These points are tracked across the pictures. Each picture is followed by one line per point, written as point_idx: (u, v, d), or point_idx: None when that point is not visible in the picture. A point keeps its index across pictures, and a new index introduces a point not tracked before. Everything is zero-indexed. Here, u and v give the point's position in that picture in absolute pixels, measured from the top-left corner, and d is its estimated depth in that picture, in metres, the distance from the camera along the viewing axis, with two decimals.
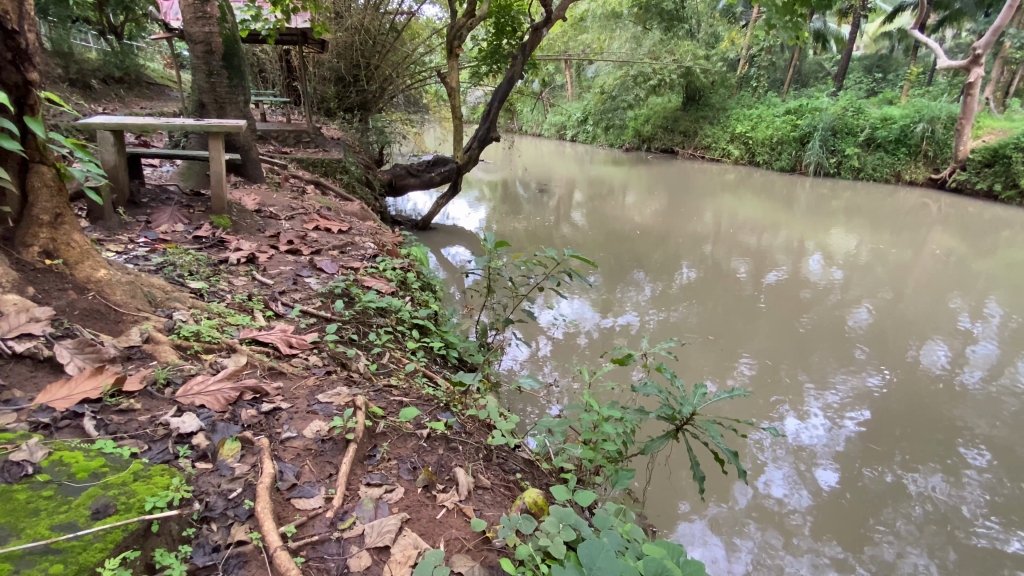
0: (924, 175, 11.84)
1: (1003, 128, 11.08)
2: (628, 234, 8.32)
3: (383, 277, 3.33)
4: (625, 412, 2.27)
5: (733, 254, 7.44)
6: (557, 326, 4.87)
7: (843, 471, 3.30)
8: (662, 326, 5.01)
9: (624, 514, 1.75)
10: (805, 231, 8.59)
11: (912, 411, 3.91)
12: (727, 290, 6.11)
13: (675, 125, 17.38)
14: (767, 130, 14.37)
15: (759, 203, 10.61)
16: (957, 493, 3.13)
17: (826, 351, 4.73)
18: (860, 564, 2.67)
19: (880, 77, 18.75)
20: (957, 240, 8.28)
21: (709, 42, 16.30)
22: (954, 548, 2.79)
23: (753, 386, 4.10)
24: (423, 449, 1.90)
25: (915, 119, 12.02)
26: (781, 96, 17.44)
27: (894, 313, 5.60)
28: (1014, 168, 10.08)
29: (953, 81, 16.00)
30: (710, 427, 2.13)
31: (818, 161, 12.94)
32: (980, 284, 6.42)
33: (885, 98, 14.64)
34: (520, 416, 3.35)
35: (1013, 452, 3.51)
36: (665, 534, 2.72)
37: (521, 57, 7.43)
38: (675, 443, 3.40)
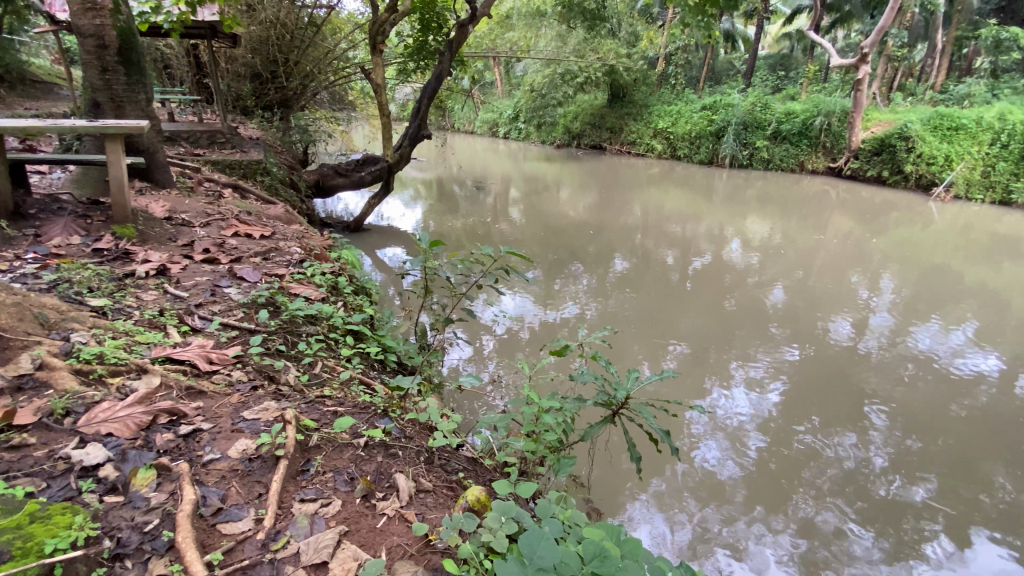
0: (823, 165, 12.87)
1: (888, 120, 12.07)
2: (564, 229, 8.53)
3: (312, 283, 3.18)
4: (564, 402, 2.34)
5: (662, 244, 7.80)
6: (500, 325, 4.91)
7: (769, 441, 3.56)
8: (599, 316, 5.19)
9: (565, 501, 1.81)
10: (724, 219, 9.20)
11: (823, 378, 4.31)
12: (658, 277, 6.42)
13: (602, 122, 17.85)
14: (686, 126, 15.17)
15: (682, 195, 11.19)
16: (866, 453, 3.47)
17: (748, 330, 5.09)
18: (787, 525, 2.90)
19: (783, 75, 20.20)
20: (854, 222, 9.11)
21: (630, 41, 16.88)
22: (864, 501, 3.08)
23: (686, 368, 4.34)
24: (360, 458, 1.84)
25: (813, 113, 13.01)
26: (696, 93, 18.40)
27: (805, 291, 6.11)
28: (898, 156, 11.12)
29: (844, 78, 17.47)
30: (643, 409, 2.24)
31: (732, 154, 13.84)
32: (875, 261, 7.10)
33: (788, 94, 15.80)
34: (464, 415, 3.35)
35: (908, 408, 3.95)
36: (609, 517, 2.82)
37: (449, 53, 7.25)
38: (613, 429, 3.53)
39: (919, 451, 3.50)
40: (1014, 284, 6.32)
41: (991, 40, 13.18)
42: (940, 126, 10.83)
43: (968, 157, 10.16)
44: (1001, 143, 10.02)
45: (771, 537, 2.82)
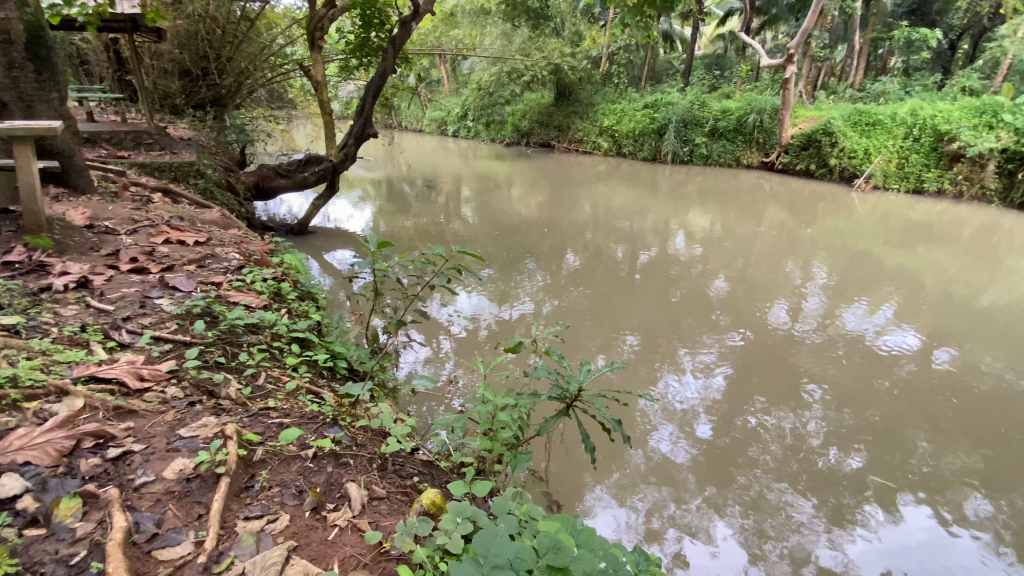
0: (757, 160, 13.56)
1: (814, 117, 12.86)
2: (515, 226, 8.57)
3: (252, 290, 3.04)
4: (519, 398, 2.36)
5: (612, 239, 7.98)
6: (455, 324, 4.88)
7: (717, 424, 3.73)
8: (553, 311, 5.26)
9: (522, 497, 1.82)
10: (669, 213, 9.53)
11: (764, 361, 4.56)
12: (609, 271, 6.57)
13: (549, 120, 18.04)
14: (630, 123, 15.60)
15: (628, 191, 11.50)
16: (805, 429, 3.70)
17: (695, 319, 5.31)
18: (736, 503, 3.05)
19: (718, 74, 21.12)
20: (786, 214, 9.66)
21: (573, 40, 17.15)
22: (804, 474, 3.29)
23: (638, 358, 4.48)
24: (309, 470, 1.78)
25: (747, 111, 13.68)
26: (639, 91, 18.94)
27: (745, 280, 6.43)
28: (824, 150, 11.86)
29: (774, 77, 18.46)
30: (596, 400, 2.30)
31: (674, 150, 14.37)
32: (806, 249, 7.56)
33: (723, 92, 16.53)
34: (419, 418, 3.32)
35: (840, 385, 4.24)
36: (568, 509, 2.88)
37: (392, 50, 7.10)
38: (569, 422, 3.59)
39: (850, 424, 3.77)
40: (926, 266, 6.90)
41: (901, 42, 14.25)
42: (859, 123, 11.59)
43: (884, 150, 10.95)
44: (914, 136, 10.81)
45: (721, 516, 2.96)
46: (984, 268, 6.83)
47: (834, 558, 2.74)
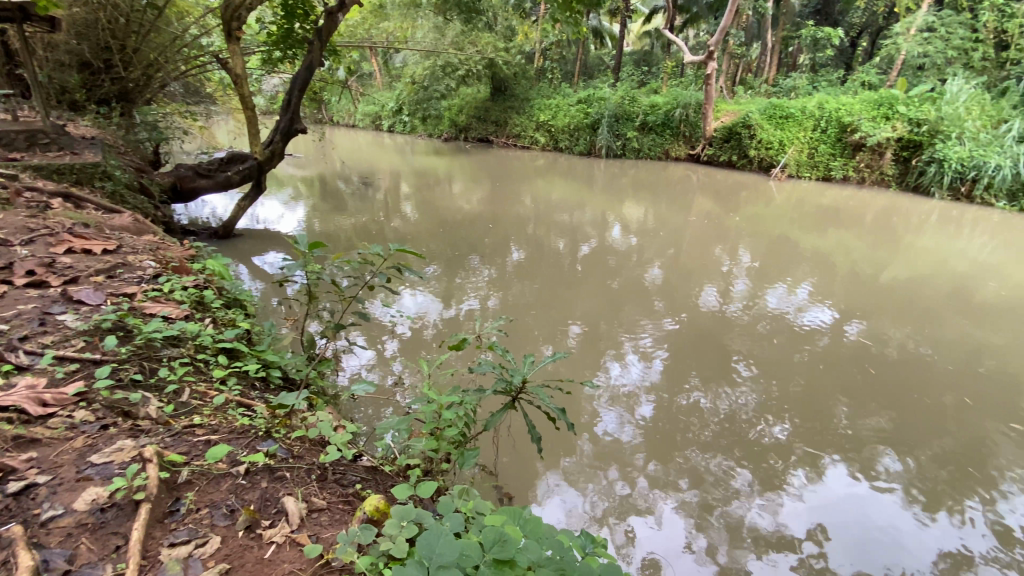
0: (684, 152, 14.19)
1: (734, 111, 13.65)
2: (456, 222, 8.51)
3: (172, 300, 2.84)
4: (464, 395, 2.36)
5: (552, 233, 8.11)
6: (399, 325, 4.79)
7: (658, 405, 3.90)
8: (498, 306, 5.29)
9: (468, 493, 1.82)
10: (605, 206, 9.80)
11: (698, 343, 4.81)
12: (550, 264, 6.68)
13: (486, 115, 18.01)
14: (565, 118, 15.88)
15: (566, 184, 11.72)
16: (737, 404, 3.95)
17: (634, 306, 5.51)
18: (678, 479, 3.21)
19: (646, 70, 21.89)
20: (713, 203, 10.21)
21: (506, 35, 17.18)
22: (739, 446, 3.51)
23: (581, 347, 4.60)
24: (241, 487, 1.70)
25: (673, 106, 14.28)
26: (572, 87, 19.30)
27: (678, 267, 6.74)
28: (744, 142, 12.61)
29: (697, 73, 19.37)
30: (540, 391, 2.34)
31: (608, 144, 14.79)
32: (733, 236, 8.02)
33: (652, 88, 17.17)
34: (363, 422, 3.24)
35: (766, 361, 4.55)
36: (520, 500, 2.92)
37: (318, 42, 6.78)
38: (517, 415, 3.63)
39: (776, 396, 4.06)
40: (836, 248, 7.52)
41: (808, 41, 15.35)
42: (774, 116, 12.34)
43: (797, 142, 11.78)
44: (822, 128, 11.68)
45: (665, 492, 3.11)
46: (884, 247, 7.53)
47: (768, 522, 2.94)
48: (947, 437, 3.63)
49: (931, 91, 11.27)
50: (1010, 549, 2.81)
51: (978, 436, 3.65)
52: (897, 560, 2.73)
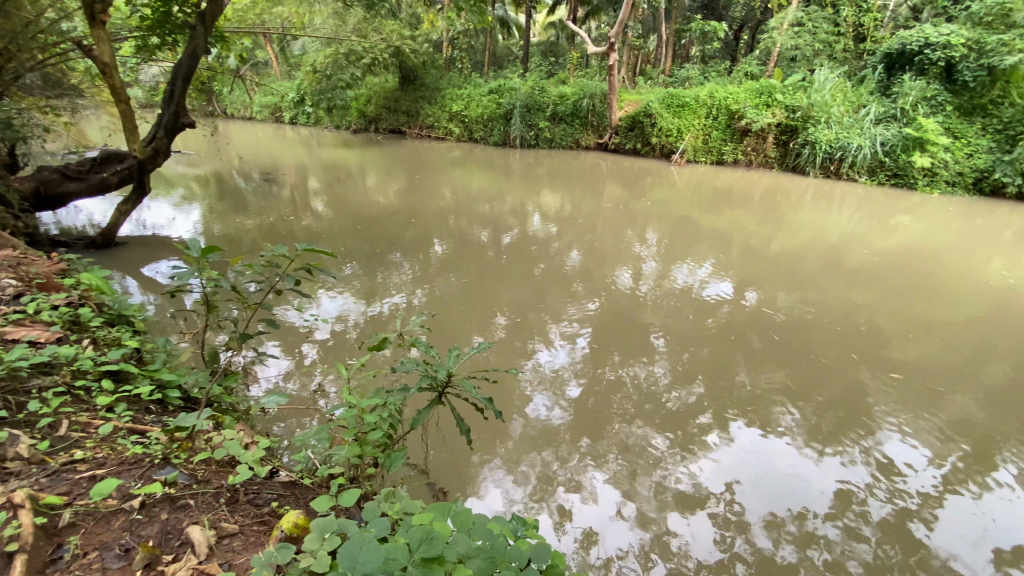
0: (593, 141, 14.64)
1: (636, 100, 14.33)
2: (372, 217, 8.23)
3: (40, 322, 2.50)
4: (388, 396, 2.31)
5: (473, 224, 8.09)
6: (317, 328, 4.58)
7: (584, 385, 4.07)
8: (422, 301, 5.21)
9: (394, 496, 1.79)
10: (523, 195, 9.93)
11: (618, 322, 5.05)
12: (473, 255, 6.67)
13: (396, 106, 17.49)
14: (477, 109, 15.83)
15: (483, 175, 11.72)
16: (655, 376, 4.21)
17: (556, 291, 5.66)
18: (605, 453, 3.36)
19: (553, 61, 22.33)
20: (623, 189, 10.69)
21: (412, 23, 16.73)
22: (658, 415, 3.74)
23: (508, 335, 4.67)
24: (137, 523, 1.56)
25: (580, 96, 14.68)
26: (482, 77, 19.24)
27: (595, 251, 7.01)
28: (646, 130, 13.26)
29: (602, 63, 20.06)
30: (465, 383, 2.35)
31: (521, 134, 14.97)
32: (643, 219, 8.46)
33: (560, 78, 17.56)
34: (282, 434, 3.08)
35: (679, 333, 4.88)
36: (456, 493, 2.93)
37: (202, 27, 6.11)
38: (447, 409, 3.62)
39: (689, 364, 4.38)
40: (733, 226, 8.18)
41: (698, 34, 16.42)
42: (672, 105, 13.01)
43: (693, 129, 12.59)
44: (713, 116, 12.54)
45: (596, 466, 3.25)
46: (772, 223, 8.29)
47: (689, 481, 3.17)
48: (832, 387, 4.10)
49: (803, 80, 12.49)
50: (884, 475, 3.24)
51: (856, 384, 4.16)
52: (797, 499, 3.06)
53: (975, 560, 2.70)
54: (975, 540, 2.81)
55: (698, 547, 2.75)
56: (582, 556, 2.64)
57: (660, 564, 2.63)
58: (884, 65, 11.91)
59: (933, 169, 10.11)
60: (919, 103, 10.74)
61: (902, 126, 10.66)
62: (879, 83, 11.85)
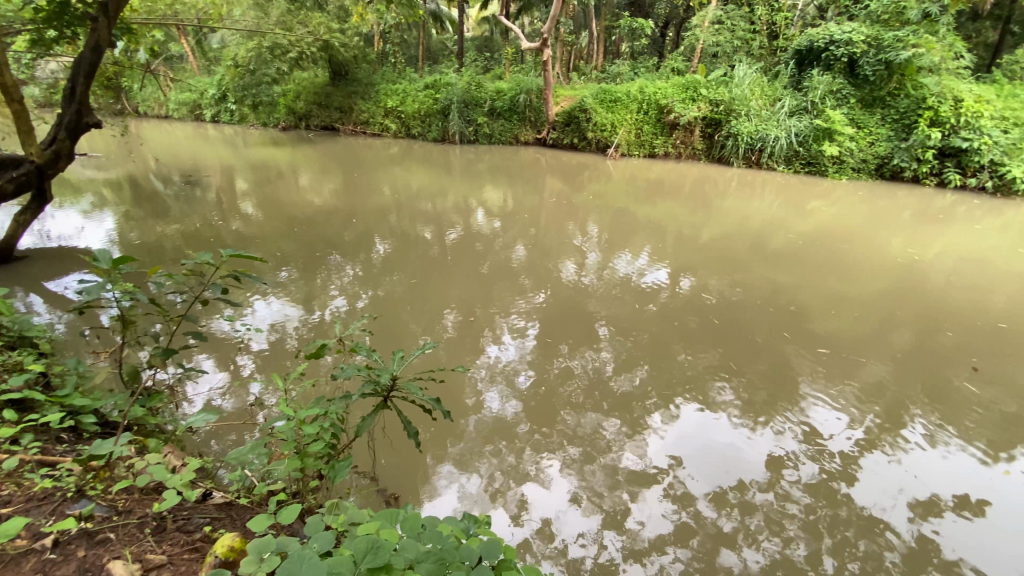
0: (532, 136, 14.70)
1: (571, 95, 14.58)
2: (308, 218, 7.90)
3: None
4: (330, 404, 2.24)
5: (415, 222, 7.95)
6: (254, 338, 4.36)
7: (535, 377, 4.12)
8: (367, 303, 5.08)
9: (338, 507, 1.74)
10: (465, 191, 9.87)
11: (565, 313, 5.15)
12: (417, 254, 6.57)
13: (328, 102, 16.83)
14: (413, 104, 15.56)
15: (423, 172, 11.54)
16: (603, 363, 4.33)
17: (503, 286, 5.68)
18: (558, 442, 3.42)
19: (488, 57, 22.30)
20: (563, 183, 10.88)
21: (340, 16, 16.12)
22: (607, 401, 3.86)
23: (457, 333, 4.64)
24: (51, 564, 1.44)
25: (517, 91, 14.71)
26: (417, 72, 18.90)
27: (539, 244, 7.09)
28: (582, 125, 13.50)
29: (537, 59, 20.25)
30: (411, 385, 2.32)
31: (460, 130, 14.86)
32: (584, 212, 8.64)
33: (496, 73, 17.56)
34: (219, 453, 2.92)
35: (624, 321, 5.04)
36: (410, 496, 2.89)
37: (105, 19, 5.51)
38: (396, 411, 3.56)
39: (634, 350, 4.54)
40: (668, 216, 8.52)
41: (627, 30, 16.93)
42: (605, 100, 13.32)
43: (626, 123, 12.97)
44: (643, 111, 12.95)
45: (550, 456, 3.30)
46: (704, 212, 8.71)
47: (639, 462, 3.29)
48: (764, 363, 4.38)
49: (725, 75, 13.19)
50: (812, 442, 3.50)
51: (784, 358, 4.46)
52: (736, 470, 3.25)
53: (893, 512, 2.98)
54: (893, 494, 3.09)
55: (650, 525, 2.86)
56: (540, 547, 2.68)
57: (614, 547, 2.71)
58: (795, 61, 12.80)
59: (841, 157, 10.99)
60: (827, 96, 11.63)
61: (813, 117, 11.50)
62: (792, 78, 12.72)
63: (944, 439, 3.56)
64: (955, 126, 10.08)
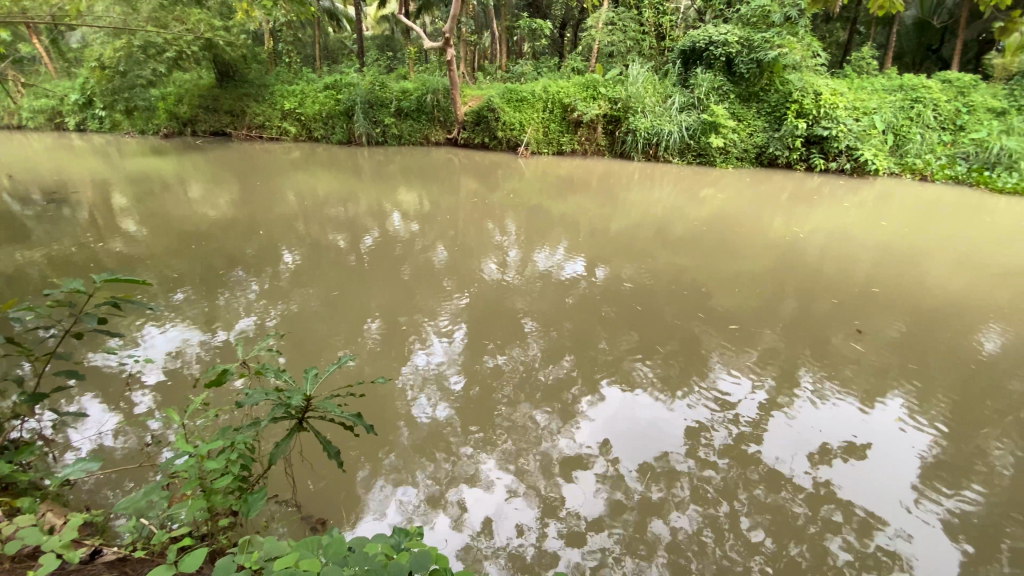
0: (442, 136, 14.55)
1: (478, 95, 14.63)
2: (204, 232, 7.28)
3: None
4: (237, 434, 2.08)
5: (326, 229, 7.59)
6: (148, 369, 3.95)
7: (465, 377, 4.11)
8: (281, 319, 4.78)
9: (251, 544, 1.64)
10: (378, 195, 9.57)
11: (491, 310, 5.18)
12: (331, 262, 6.28)
13: (216, 105, 15.55)
14: (314, 106, 14.84)
15: (331, 176, 11.03)
16: (531, 356, 4.42)
17: (426, 289, 5.60)
18: (493, 439, 3.44)
19: (392, 56, 21.75)
20: (478, 182, 10.91)
21: (224, 13, 14.77)
22: (537, 393, 3.94)
23: (382, 341, 4.51)
24: None
25: (423, 91, 14.47)
26: (316, 72, 18.00)
27: (459, 245, 7.06)
28: (491, 124, 13.59)
29: (441, 58, 20.05)
30: (327, 404, 2.21)
31: (366, 132, 14.41)
32: (501, 210, 8.72)
33: (401, 72, 17.16)
34: (115, 502, 2.63)
35: (548, 313, 5.16)
36: (343, 517, 2.78)
37: None
38: (321, 430, 3.40)
39: (559, 340, 4.67)
40: (581, 210, 8.84)
41: (528, 30, 17.26)
42: (511, 100, 13.51)
43: (533, 122, 13.24)
44: (549, 109, 13.29)
45: (486, 454, 3.32)
46: (613, 204, 9.13)
47: (572, 447, 3.41)
48: (678, 341, 4.69)
49: (620, 74, 13.88)
50: (725, 408, 3.82)
51: (694, 334, 4.81)
52: (661, 444, 3.45)
53: (795, 464, 3.32)
54: (794, 448, 3.44)
55: (586, 506, 2.97)
56: (483, 546, 2.69)
57: (553, 534, 2.78)
58: (681, 61, 13.77)
59: (726, 148, 12.02)
60: (710, 93, 12.63)
61: (700, 112, 12.45)
62: (679, 76, 13.67)
63: (830, 393, 4.02)
64: (816, 116, 11.37)
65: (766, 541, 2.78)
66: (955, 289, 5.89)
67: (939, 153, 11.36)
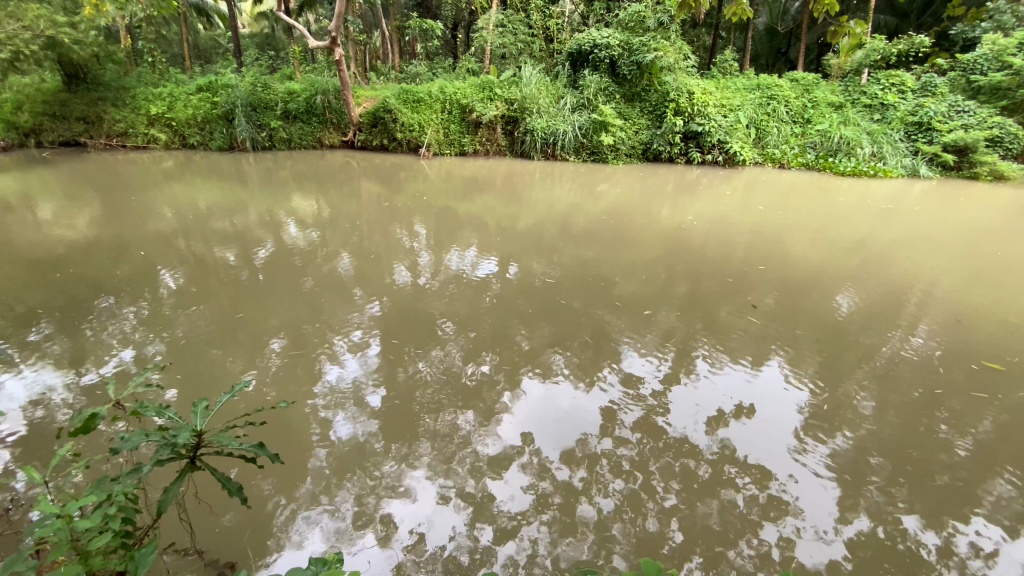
0: (337, 139, 13.93)
1: (372, 96, 14.18)
2: (60, 257, 6.35)
3: None
4: (115, 485, 1.88)
5: (212, 244, 6.96)
6: (1, 421, 3.39)
7: (383, 389, 4.00)
8: (168, 348, 4.33)
9: None
10: (270, 204, 8.94)
11: (405, 317, 5.08)
12: (223, 280, 5.78)
13: (64, 110, 13.59)
14: (187, 110, 13.51)
15: (213, 186, 10.11)
16: (450, 359, 4.40)
17: (333, 300, 5.35)
18: (418, 448, 3.40)
19: (274, 55, 20.37)
20: (379, 185, 10.59)
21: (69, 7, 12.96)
22: (459, 395, 3.94)
23: (289, 360, 4.26)
24: None
25: (312, 92, 13.73)
26: (186, 72, 16.36)
27: (365, 252, 6.81)
28: (388, 126, 13.23)
29: (329, 57, 19.12)
30: (222, 438, 2.05)
31: (251, 136, 13.37)
32: (406, 213, 8.54)
33: (285, 72, 16.12)
34: None
35: (462, 315, 5.17)
36: (257, 556, 2.59)
37: None
38: (225, 466, 3.14)
39: (476, 340, 4.70)
40: (487, 209, 8.93)
41: (419, 30, 17.02)
42: (408, 101, 13.27)
43: (432, 123, 13.12)
44: (447, 110, 13.26)
45: (410, 464, 3.27)
46: (517, 203, 9.33)
47: (497, 444, 3.47)
48: (588, 330, 4.92)
49: (514, 75, 14.18)
50: (635, 388, 4.08)
51: (603, 322, 5.08)
52: (580, 429, 3.62)
53: (698, 431, 3.64)
54: (696, 417, 3.78)
55: (514, 500, 3.04)
56: (415, 558, 2.66)
57: (485, 534, 2.82)
58: (569, 63, 14.38)
59: (616, 145, 12.78)
60: (598, 93, 13.34)
61: (590, 111, 13.11)
62: (569, 77, 14.27)
63: (723, 364, 4.46)
64: (691, 114, 12.46)
65: (680, 504, 3.04)
66: (813, 262, 6.78)
67: (792, 143, 12.96)
